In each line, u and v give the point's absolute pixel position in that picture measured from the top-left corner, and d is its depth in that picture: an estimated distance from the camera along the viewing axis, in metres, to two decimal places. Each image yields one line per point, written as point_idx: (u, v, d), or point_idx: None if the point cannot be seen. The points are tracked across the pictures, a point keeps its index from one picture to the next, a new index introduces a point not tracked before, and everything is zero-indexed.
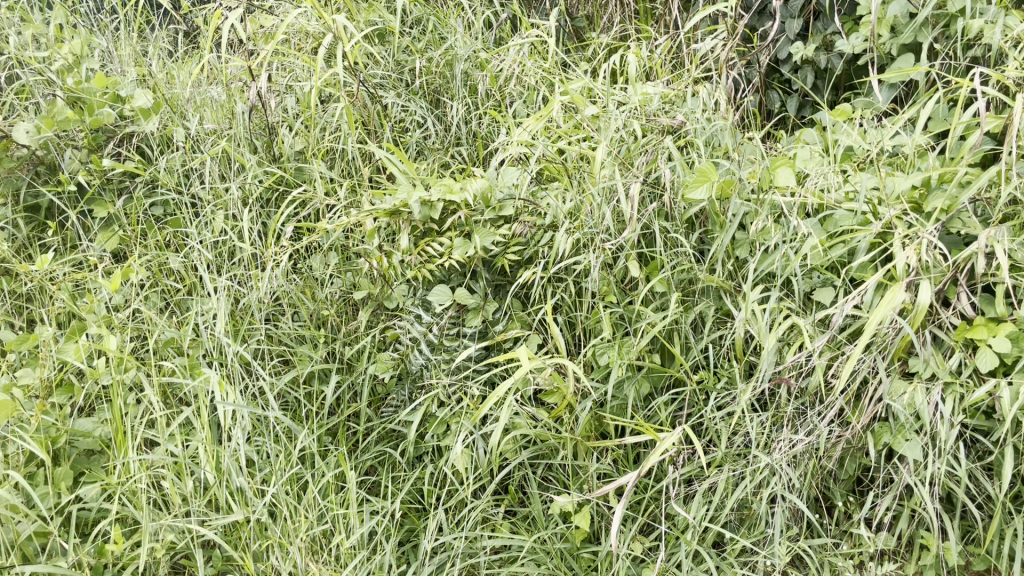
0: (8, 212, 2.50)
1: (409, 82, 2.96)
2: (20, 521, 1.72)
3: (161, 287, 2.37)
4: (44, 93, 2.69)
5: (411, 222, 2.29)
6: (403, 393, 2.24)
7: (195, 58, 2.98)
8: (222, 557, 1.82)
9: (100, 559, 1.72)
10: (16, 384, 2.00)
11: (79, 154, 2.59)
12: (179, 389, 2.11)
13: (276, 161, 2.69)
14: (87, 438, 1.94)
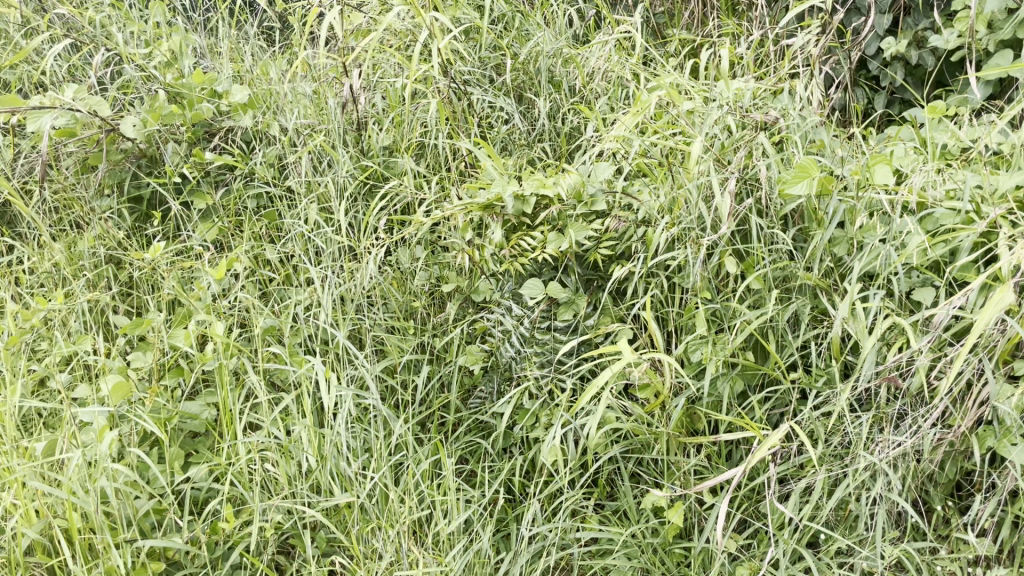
0: (114, 202, 2.59)
1: (493, 78, 2.97)
2: (138, 497, 1.78)
3: (258, 277, 2.44)
4: (146, 88, 2.75)
5: (504, 216, 2.28)
6: (491, 386, 2.29)
7: (287, 55, 3.04)
8: (326, 539, 1.87)
9: (214, 535, 1.79)
10: (130, 366, 2.07)
11: (181, 148, 2.66)
12: (281, 376, 2.18)
13: (361, 156, 2.70)
14: (195, 420, 2.00)
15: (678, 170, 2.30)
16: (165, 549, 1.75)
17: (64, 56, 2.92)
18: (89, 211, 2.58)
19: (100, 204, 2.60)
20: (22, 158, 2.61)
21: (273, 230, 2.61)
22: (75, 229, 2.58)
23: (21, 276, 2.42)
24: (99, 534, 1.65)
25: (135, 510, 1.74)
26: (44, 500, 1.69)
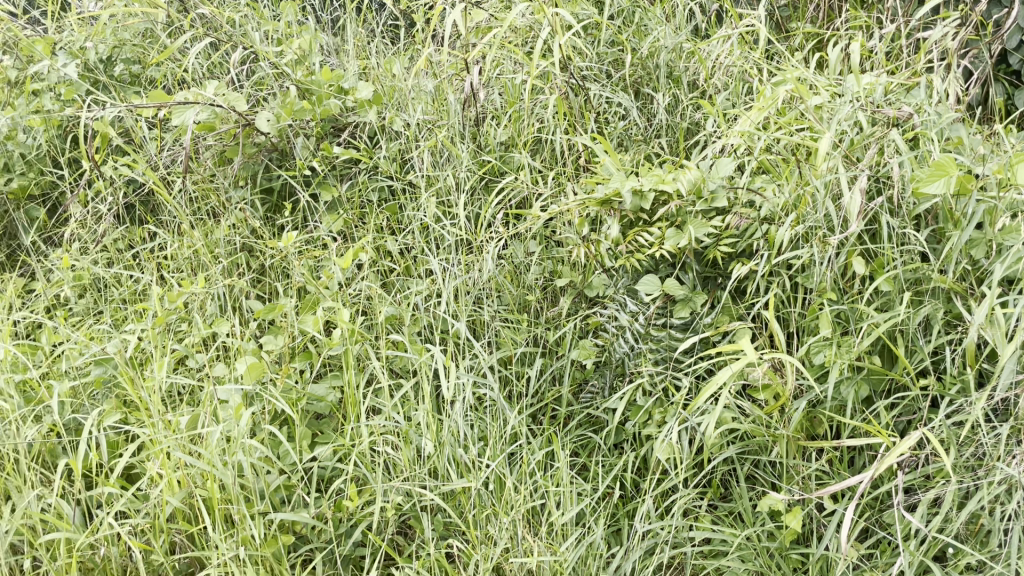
0: (248, 193, 2.73)
1: (610, 74, 2.96)
2: (270, 473, 1.88)
3: (381, 268, 2.52)
4: (279, 84, 2.87)
5: (621, 212, 2.26)
6: (603, 381, 2.27)
7: (410, 52, 3.12)
8: (444, 522, 1.92)
9: (339, 513, 1.86)
10: (263, 349, 2.18)
11: (310, 142, 2.77)
12: (402, 363, 2.24)
13: (479, 152, 2.75)
14: (321, 402, 2.09)
15: (803, 167, 2.24)
16: (294, 523, 1.83)
17: (204, 53, 3.07)
18: (226, 201, 2.74)
19: (235, 195, 2.74)
20: (165, 150, 2.77)
21: (394, 222, 2.69)
22: (212, 218, 2.74)
23: (164, 261, 2.57)
24: (235, 505, 1.74)
25: (268, 485, 1.83)
26: (187, 470, 1.80)
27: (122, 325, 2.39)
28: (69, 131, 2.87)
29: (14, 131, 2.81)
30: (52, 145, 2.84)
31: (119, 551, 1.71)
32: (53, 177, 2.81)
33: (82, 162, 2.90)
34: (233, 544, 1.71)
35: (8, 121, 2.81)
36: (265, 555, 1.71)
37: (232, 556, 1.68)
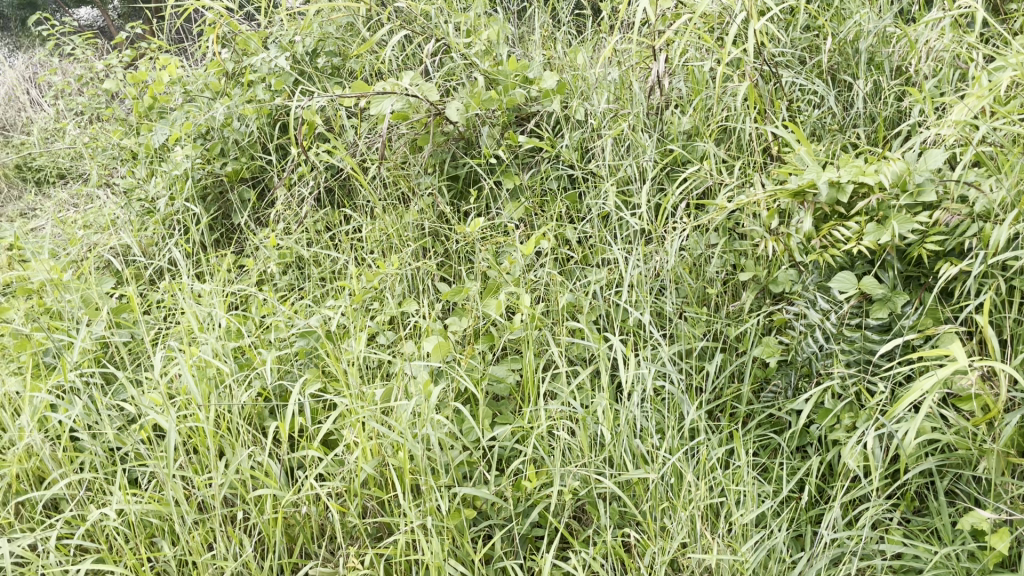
0: (435, 180, 2.82)
1: (804, 61, 2.84)
2: (454, 448, 1.95)
3: (560, 255, 2.54)
4: (467, 74, 2.95)
5: (816, 204, 2.14)
6: (787, 381, 2.19)
7: (594, 41, 3.13)
8: (620, 511, 1.91)
9: (517, 492, 1.90)
10: (448, 330, 2.26)
11: (495, 131, 2.83)
12: (581, 350, 2.25)
13: (663, 141, 2.70)
14: (501, 383, 2.14)
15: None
16: (476, 498, 1.89)
17: (400, 45, 3.21)
18: (415, 187, 2.86)
19: (423, 181, 2.85)
20: (363, 138, 2.92)
21: (573, 210, 2.69)
22: (402, 202, 2.87)
23: (358, 243, 2.72)
24: (423, 476, 1.82)
25: (451, 460, 1.90)
26: (380, 439, 1.90)
27: (321, 301, 2.56)
28: (277, 119, 3.08)
29: (230, 119, 3.04)
30: (262, 132, 3.06)
31: (318, 511, 1.84)
32: (262, 161, 3.03)
33: (288, 147, 3.12)
34: (420, 513, 1.79)
35: (226, 109, 3.05)
36: (450, 526, 1.77)
37: (419, 524, 1.75)
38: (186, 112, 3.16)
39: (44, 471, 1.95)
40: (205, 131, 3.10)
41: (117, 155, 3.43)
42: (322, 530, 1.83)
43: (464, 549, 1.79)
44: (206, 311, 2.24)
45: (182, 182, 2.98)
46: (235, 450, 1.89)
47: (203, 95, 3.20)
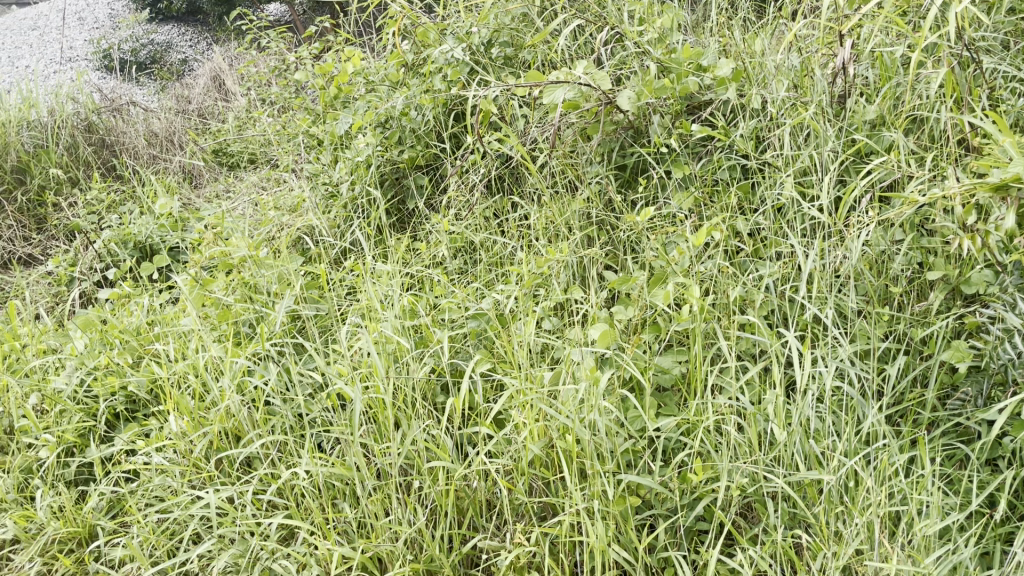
0: (603, 169, 2.82)
1: (1009, 46, 2.62)
2: (620, 435, 1.95)
3: (732, 247, 2.48)
4: (640, 63, 2.93)
5: (1020, 199, 1.96)
6: (978, 388, 2.04)
7: (773, 27, 3.02)
8: (790, 511, 1.86)
9: (683, 484, 1.89)
10: (615, 318, 2.26)
11: (666, 120, 2.78)
12: (751, 345, 2.20)
13: (846, 130, 2.57)
14: (666, 374, 2.11)
15: None
16: (640, 487, 1.89)
17: (572, 35, 3.23)
18: (583, 176, 2.87)
19: (591, 169, 2.85)
20: (535, 126, 2.97)
21: (745, 201, 2.61)
22: (569, 190, 2.90)
23: (526, 230, 2.77)
24: (590, 460, 1.84)
25: (617, 446, 1.90)
26: (548, 421, 1.94)
27: (490, 285, 2.63)
28: (452, 109, 3.17)
29: (408, 108, 3.17)
30: (437, 120, 3.17)
31: (487, 486, 1.90)
32: (437, 149, 3.15)
33: (461, 136, 3.21)
34: (585, 497, 1.81)
35: (405, 99, 3.20)
36: (615, 512, 1.78)
37: (585, 507, 1.78)
38: (368, 102, 3.32)
39: (241, 430, 2.14)
40: (385, 120, 3.25)
41: (304, 142, 3.66)
42: (490, 506, 1.90)
43: (628, 536, 1.79)
44: (386, 290, 2.38)
45: (362, 168, 3.15)
46: (411, 423, 1.99)
47: (383, 85, 3.35)
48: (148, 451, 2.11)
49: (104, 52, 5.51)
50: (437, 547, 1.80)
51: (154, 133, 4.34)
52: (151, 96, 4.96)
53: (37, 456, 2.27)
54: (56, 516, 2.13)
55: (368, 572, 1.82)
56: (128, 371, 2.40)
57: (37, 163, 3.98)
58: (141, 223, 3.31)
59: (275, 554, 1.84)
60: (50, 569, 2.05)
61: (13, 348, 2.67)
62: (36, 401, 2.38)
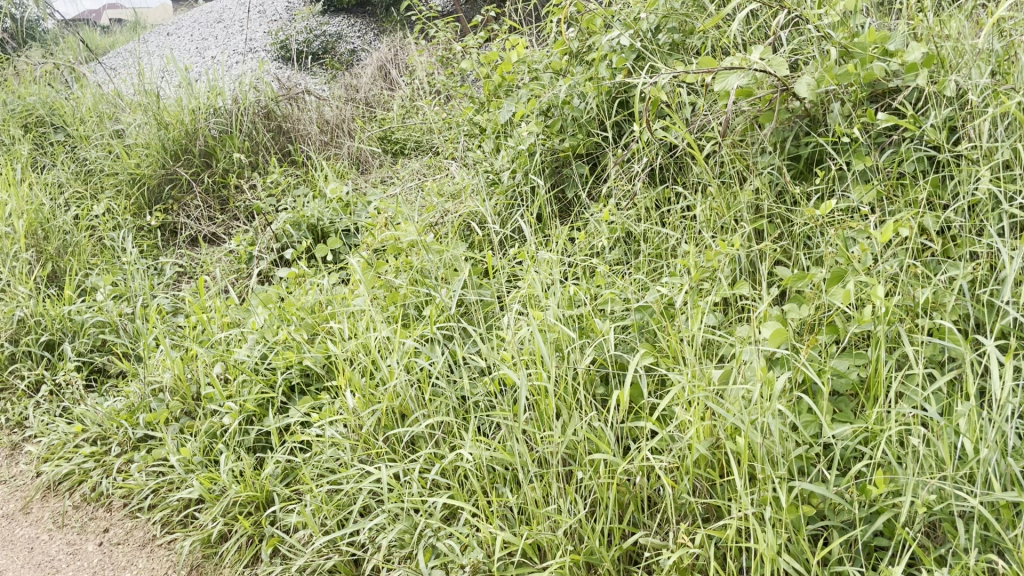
0: (775, 159, 2.68)
1: None
2: (792, 440, 1.85)
3: (918, 245, 2.29)
4: (820, 48, 2.75)
5: None
6: None
7: (972, 8, 2.76)
8: (983, 535, 1.70)
9: (860, 496, 1.77)
10: (787, 317, 2.15)
11: (846, 109, 2.61)
12: (939, 351, 2.03)
13: None
14: (843, 378, 1.98)
15: None
16: (813, 495, 1.80)
17: (746, 20, 3.09)
18: (753, 167, 2.74)
19: (762, 159, 2.72)
20: (703, 114, 2.86)
21: (934, 197, 2.41)
22: (737, 181, 2.78)
23: (691, 221, 2.68)
24: (761, 464, 1.75)
25: (790, 451, 1.80)
26: (715, 421, 1.86)
27: (652, 277, 2.57)
28: (616, 97, 3.11)
29: (571, 96, 3.12)
30: (601, 109, 3.12)
31: (650, 484, 1.86)
32: (599, 138, 3.09)
33: (625, 124, 3.15)
34: (754, 502, 1.73)
35: (568, 87, 3.16)
36: (787, 521, 1.69)
37: (754, 512, 1.70)
38: (531, 90, 3.30)
39: (408, 409, 2.22)
40: (547, 108, 3.23)
41: (466, 130, 3.71)
42: (652, 503, 1.86)
43: (800, 547, 1.70)
44: (549, 278, 2.38)
45: (523, 156, 3.16)
46: (572, 413, 1.97)
47: (546, 74, 3.33)
48: (323, 424, 2.26)
49: (283, 43, 5.82)
50: (598, 540, 1.77)
51: (325, 120, 4.54)
52: (323, 84, 5.16)
53: (221, 422, 2.44)
54: (238, 480, 2.29)
55: (529, 559, 1.83)
56: (304, 347, 2.54)
57: (222, 148, 4.24)
58: (315, 207, 3.48)
59: (440, 532, 1.92)
60: (231, 529, 2.21)
61: (201, 320, 2.88)
62: (222, 370, 2.57)
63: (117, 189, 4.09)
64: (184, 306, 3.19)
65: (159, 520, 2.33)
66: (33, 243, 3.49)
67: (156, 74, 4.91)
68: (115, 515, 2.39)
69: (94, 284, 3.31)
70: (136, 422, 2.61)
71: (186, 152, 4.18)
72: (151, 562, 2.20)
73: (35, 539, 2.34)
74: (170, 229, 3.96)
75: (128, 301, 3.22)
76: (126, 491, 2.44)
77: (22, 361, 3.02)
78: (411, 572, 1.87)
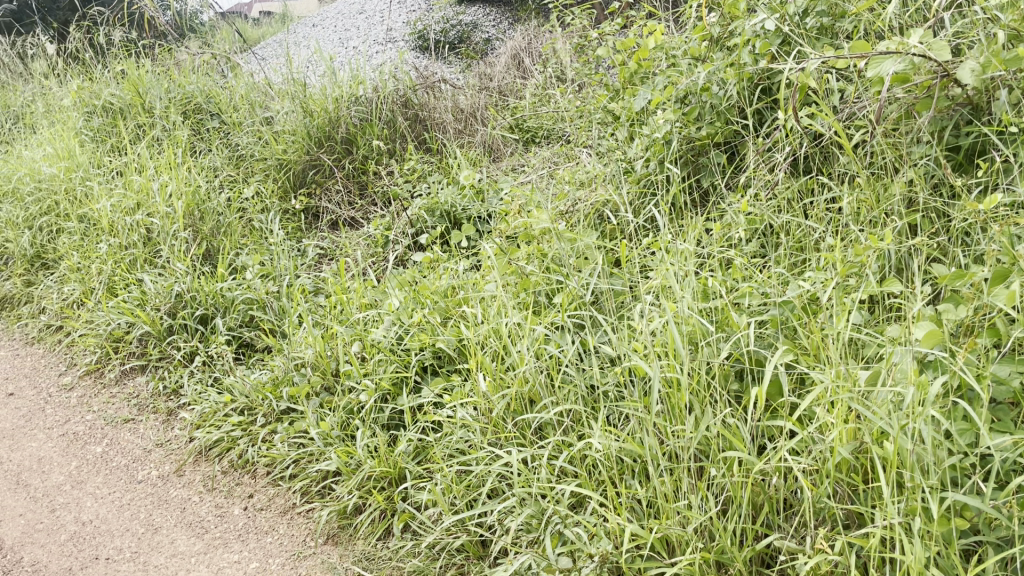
0: (932, 150, 2.51)
1: None
2: (945, 449, 1.74)
3: None
4: (987, 30, 2.54)
5: None
6: None
7: None
8: None
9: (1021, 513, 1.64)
10: (942, 318, 2.01)
11: (1015, 96, 2.40)
12: None
13: None
14: (1004, 384, 1.83)
15: None
16: (967, 508, 1.68)
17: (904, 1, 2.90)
18: (906, 157, 2.58)
19: (917, 149, 2.55)
20: (852, 102, 2.71)
21: None
22: (887, 172, 2.63)
23: (836, 214, 2.55)
24: (910, 472, 1.66)
25: (942, 460, 1.69)
26: (860, 424, 1.77)
27: (792, 271, 2.47)
28: (759, 83, 2.99)
29: (709, 83, 3.03)
30: (742, 96, 2.99)
31: (787, 485, 1.79)
32: (738, 127, 2.99)
33: (766, 112, 3.03)
34: (900, 512, 1.64)
35: (707, 74, 3.06)
36: (937, 533, 1.59)
37: (900, 522, 1.60)
38: (668, 76, 3.23)
39: (537, 396, 2.22)
40: (685, 95, 3.16)
41: (600, 118, 3.67)
42: (788, 504, 1.79)
43: (950, 562, 1.60)
44: (683, 269, 2.33)
45: (659, 145, 3.11)
46: (706, 408, 1.92)
47: (684, 60, 3.24)
48: (454, 406, 2.31)
49: (420, 33, 5.95)
50: (730, 539, 1.73)
51: (459, 108, 4.60)
52: (458, 73, 5.23)
53: (358, 399, 2.54)
54: (372, 455, 2.38)
55: (657, 553, 1.81)
56: (437, 330, 2.61)
57: (363, 135, 4.39)
58: (448, 194, 3.55)
59: (567, 520, 1.93)
60: (366, 502, 2.30)
61: (341, 300, 2.99)
62: (359, 350, 2.66)
63: (265, 173, 4.31)
64: (324, 287, 3.32)
65: (298, 490, 2.45)
66: (190, 222, 3.72)
67: (302, 64, 5.13)
68: (259, 483, 2.54)
69: (244, 263, 3.50)
70: (279, 395, 2.75)
71: (329, 139, 4.35)
72: (291, 528, 2.33)
73: (187, 500, 2.50)
74: (313, 213, 4.14)
75: (274, 280, 3.39)
76: (269, 460, 2.58)
77: (179, 332, 3.24)
78: (538, 557, 1.89)
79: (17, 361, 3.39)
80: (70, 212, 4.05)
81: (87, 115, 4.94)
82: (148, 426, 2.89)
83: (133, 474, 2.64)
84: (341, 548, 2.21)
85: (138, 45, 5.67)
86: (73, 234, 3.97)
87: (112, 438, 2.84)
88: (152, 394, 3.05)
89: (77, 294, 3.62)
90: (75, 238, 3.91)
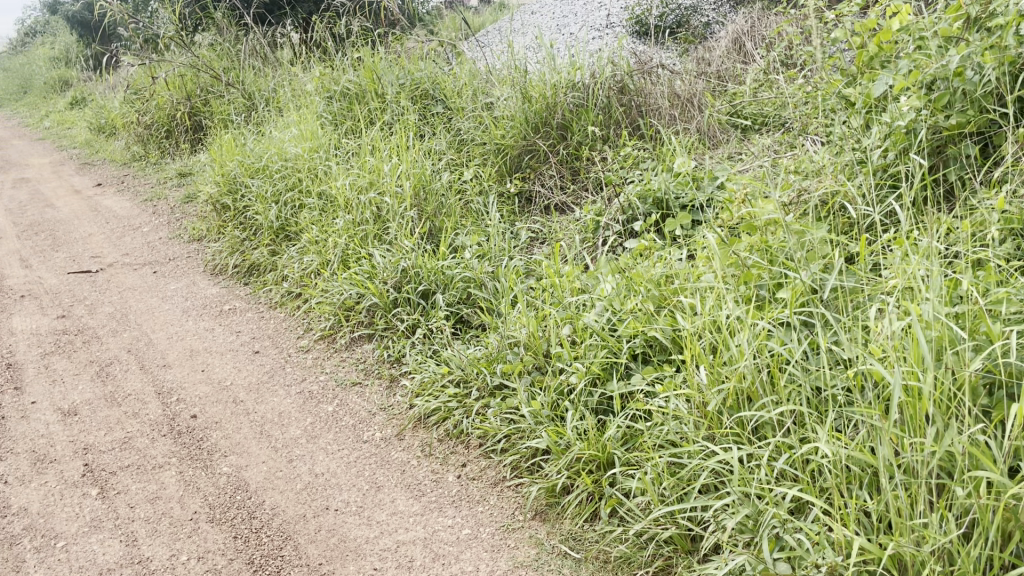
0: None
1: None
2: None
3: None
4: None
5: None
6: None
7: None
8: None
9: None
10: None
11: None
12: None
13: None
14: None
15: None
16: None
17: None
18: None
19: None
20: None
21: None
22: None
23: None
24: None
25: None
26: None
27: None
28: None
29: (963, 66, 2.76)
30: (1001, 81, 2.70)
31: None
32: (996, 116, 2.70)
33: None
34: None
35: (960, 57, 2.78)
36: None
37: None
38: (913, 60, 2.97)
39: (756, 393, 2.15)
40: (932, 80, 2.90)
41: (830, 105, 3.46)
42: None
43: None
44: (927, 269, 2.14)
45: (900, 134, 2.88)
46: (949, 421, 1.76)
47: (934, 42, 2.96)
48: (667, 397, 2.29)
49: (638, 18, 5.90)
50: (972, 566, 1.59)
51: (676, 94, 4.51)
52: (675, 57, 5.13)
53: (569, 381, 2.58)
54: (581, 438, 2.41)
55: (887, 570, 1.71)
56: (651, 319, 2.58)
57: (578, 121, 4.41)
58: (663, 180, 3.50)
59: (787, 524, 1.86)
60: (574, 483, 2.35)
61: (554, 283, 3.04)
62: (572, 333, 2.70)
63: (484, 157, 4.47)
64: (537, 269, 3.39)
65: (509, 464, 2.54)
66: (416, 203, 3.93)
67: (522, 50, 5.24)
68: (471, 454, 2.66)
69: (462, 243, 3.64)
70: (493, 370, 2.85)
71: (545, 125, 4.42)
72: (501, 500, 2.43)
73: (407, 463, 2.66)
74: (526, 197, 4.24)
75: (490, 261, 3.51)
76: (482, 433, 2.69)
77: (402, 306, 3.44)
78: (754, 559, 1.85)
79: (262, 322, 3.75)
80: (311, 189, 4.41)
81: (327, 100, 5.35)
82: (373, 391, 3.10)
83: (359, 434, 2.85)
84: (549, 525, 2.28)
85: (373, 34, 6.05)
86: (312, 209, 4.33)
87: (342, 399, 3.07)
88: (377, 361, 3.27)
89: (315, 264, 3.94)
90: (314, 213, 4.25)
